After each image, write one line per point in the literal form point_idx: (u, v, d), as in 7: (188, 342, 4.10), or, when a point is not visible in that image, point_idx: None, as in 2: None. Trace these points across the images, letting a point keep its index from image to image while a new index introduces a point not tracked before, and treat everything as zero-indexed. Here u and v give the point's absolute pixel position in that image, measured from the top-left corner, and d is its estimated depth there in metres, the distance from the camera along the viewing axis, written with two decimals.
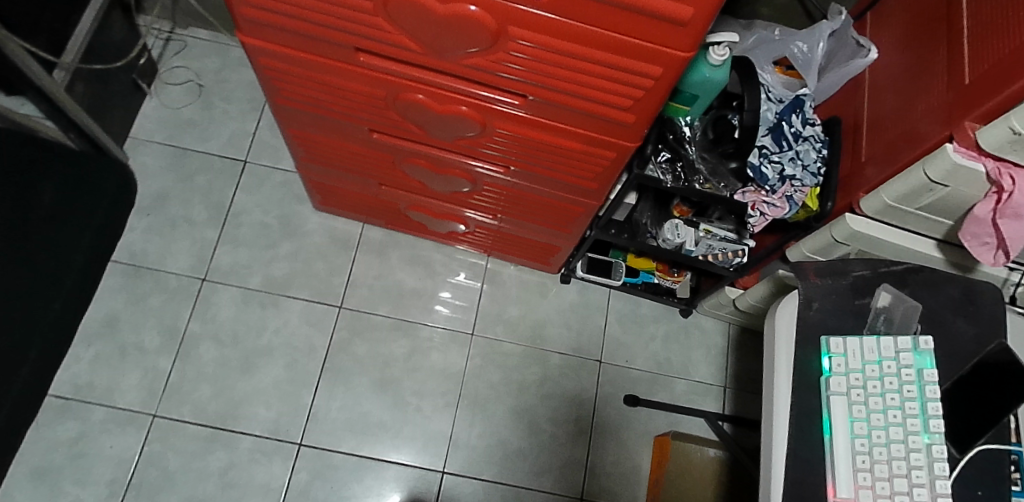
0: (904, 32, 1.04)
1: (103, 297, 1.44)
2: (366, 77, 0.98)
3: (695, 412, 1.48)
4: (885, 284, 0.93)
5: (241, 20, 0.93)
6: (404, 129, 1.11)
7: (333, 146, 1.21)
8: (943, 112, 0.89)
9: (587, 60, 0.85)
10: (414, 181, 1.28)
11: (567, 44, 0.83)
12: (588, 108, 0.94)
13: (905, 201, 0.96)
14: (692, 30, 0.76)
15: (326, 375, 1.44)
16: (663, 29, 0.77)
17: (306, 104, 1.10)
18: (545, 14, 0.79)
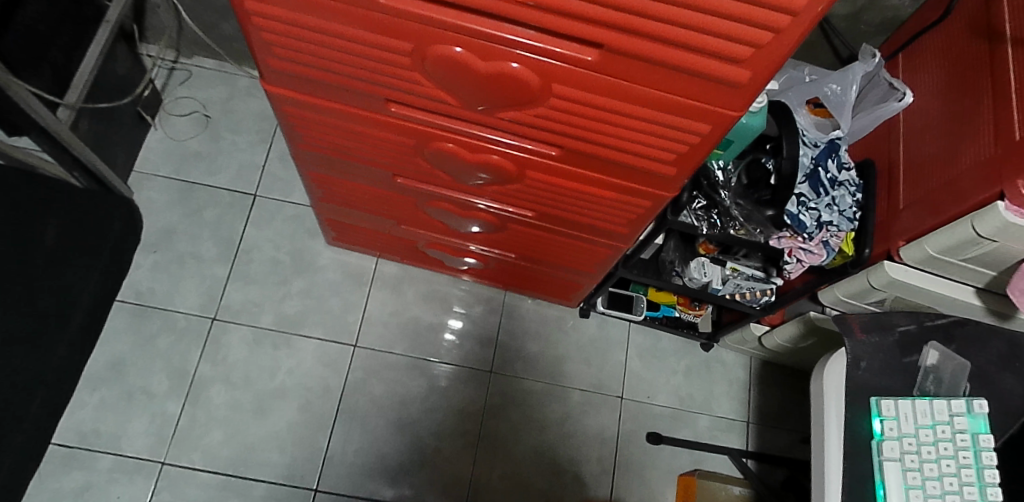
0: (944, 77, 1.03)
1: (108, 340, 1.39)
2: (395, 127, 0.97)
3: (719, 450, 1.46)
4: (933, 342, 0.91)
5: (267, 71, 0.92)
6: (429, 175, 1.09)
7: (353, 188, 1.19)
8: (992, 165, 0.87)
9: (631, 117, 0.83)
10: (436, 222, 1.26)
11: (611, 102, 0.81)
12: (628, 161, 0.92)
13: (949, 253, 0.94)
14: (744, 91, 0.74)
15: (342, 417, 1.40)
16: (714, 90, 0.75)
17: (329, 149, 1.09)
18: (590, 73, 0.77)
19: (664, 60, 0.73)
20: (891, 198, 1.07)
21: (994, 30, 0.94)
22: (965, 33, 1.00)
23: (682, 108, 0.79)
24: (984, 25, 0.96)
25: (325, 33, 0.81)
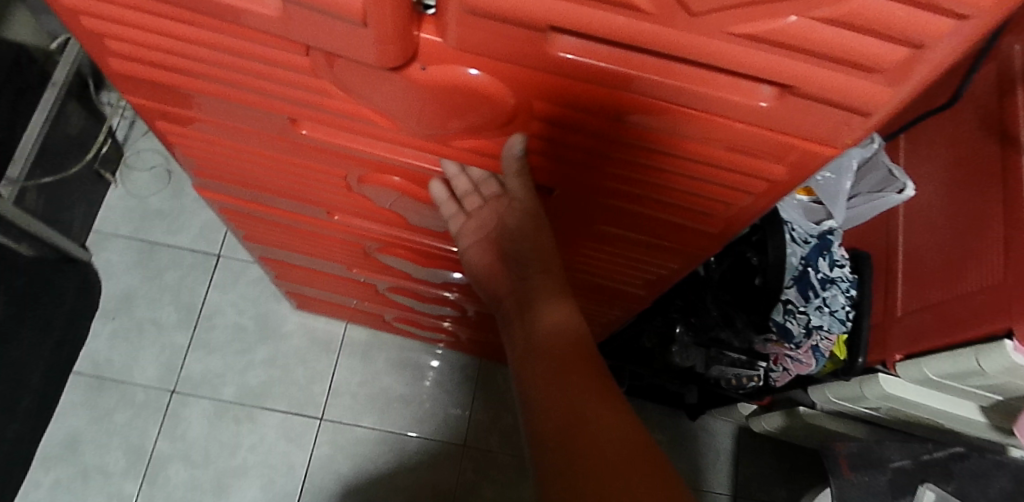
0: (949, 174, 0.93)
1: (63, 416, 1.31)
2: (343, 233, 0.89)
3: None
4: (930, 484, 0.86)
5: (199, 180, 0.84)
6: (387, 271, 1.01)
7: (309, 273, 1.12)
8: (1002, 294, 0.78)
9: (599, 245, 0.76)
10: (401, 305, 1.19)
11: (575, 232, 0.74)
12: (598, 276, 0.85)
13: (950, 378, 0.85)
14: (719, 236, 0.67)
15: (307, 497, 1.32)
16: (687, 235, 0.68)
17: (276, 245, 1.01)
18: (549, 209, 0.70)
19: (633, 207, 0.65)
20: (888, 300, 0.98)
21: (1008, 133, 0.84)
22: (974, 127, 0.90)
23: (653, 244, 0.72)
24: (996, 124, 0.86)
25: (254, 154, 0.72)
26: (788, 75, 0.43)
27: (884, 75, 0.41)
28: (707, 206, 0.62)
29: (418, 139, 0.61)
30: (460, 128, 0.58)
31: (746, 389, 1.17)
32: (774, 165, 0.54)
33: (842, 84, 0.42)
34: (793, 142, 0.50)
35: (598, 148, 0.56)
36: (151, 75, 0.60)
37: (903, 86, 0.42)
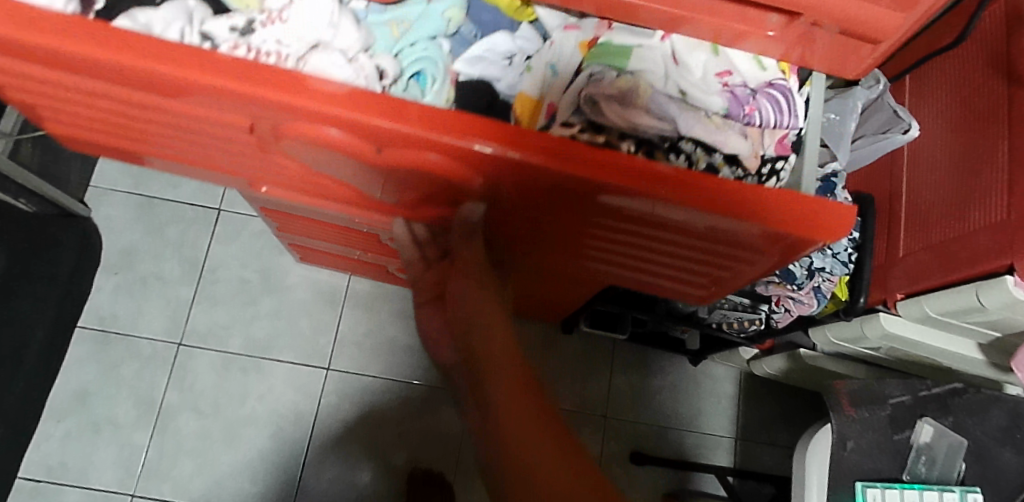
0: (952, 113, 0.93)
1: (73, 369, 1.32)
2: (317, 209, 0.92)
3: (704, 468, 1.33)
4: (926, 417, 0.85)
5: (162, 160, 0.87)
6: (369, 234, 1.04)
7: (307, 222, 1.11)
8: (1006, 233, 0.79)
9: (596, 269, 0.88)
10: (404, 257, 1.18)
11: (574, 260, 0.86)
12: (593, 281, 0.97)
13: (950, 315, 0.87)
14: (713, 277, 0.80)
15: (316, 443, 1.35)
16: (681, 272, 0.81)
17: (275, 206, 1.04)
18: (554, 246, 0.82)
19: (627, 247, 0.76)
20: (890, 241, 0.99)
21: (1014, 68, 0.83)
22: (977, 63, 0.90)
23: (647, 269, 0.83)
24: (1001, 59, 0.86)
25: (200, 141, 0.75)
26: (836, 14, 0.63)
27: (900, 2, 0.61)
28: (710, 255, 0.73)
29: (384, 178, 0.69)
30: (436, 183, 0.68)
31: (748, 333, 1.16)
32: (754, 238, 0.65)
33: (877, 17, 0.63)
34: (762, 221, 0.61)
35: (592, 214, 0.67)
36: (132, 118, 0.72)
37: (911, 14, 0.62)
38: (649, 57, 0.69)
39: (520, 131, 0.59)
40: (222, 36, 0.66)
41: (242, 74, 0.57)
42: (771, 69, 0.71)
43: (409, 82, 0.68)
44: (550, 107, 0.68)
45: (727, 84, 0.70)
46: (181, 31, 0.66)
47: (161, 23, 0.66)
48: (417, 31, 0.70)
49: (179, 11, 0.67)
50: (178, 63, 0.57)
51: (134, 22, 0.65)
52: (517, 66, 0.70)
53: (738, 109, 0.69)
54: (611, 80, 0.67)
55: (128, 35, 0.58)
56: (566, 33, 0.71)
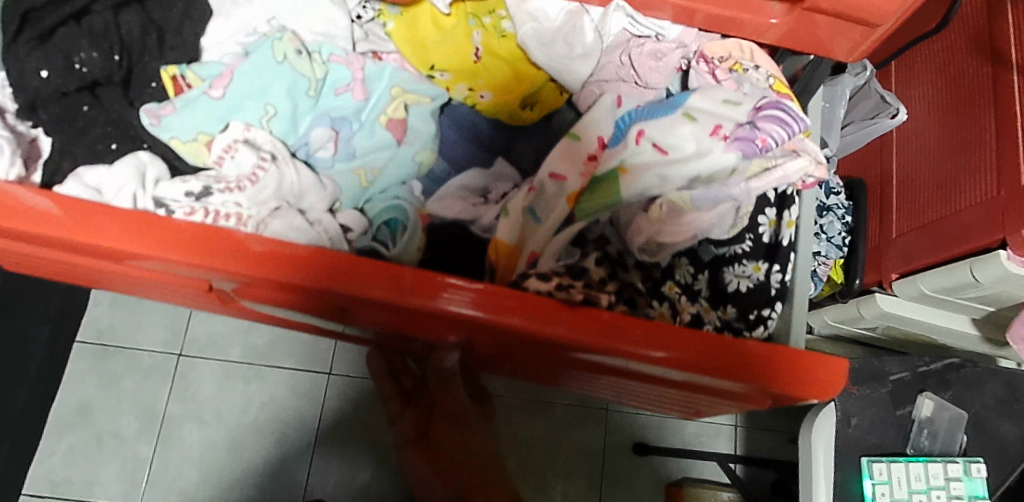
0: (939, 98, 0.95)
1: (72, 381, 1.22)
2: (290, 320, 0.95)
3: (705, 455, 1.30)
4: (926, 392, 0.87)
5: (120, 283, 0.91)
6: (337, 334, 1.02)
7: (270, 319, 1.00)
8: (995, 209, 0.81)
9: (601, 383, 0.91)
10: (370, 344, 1.04)
11: (574, 376, 0.89)
12: (598, 389, 1.00)
13: (944, 292, 0.89)
14: (719, 399, 0.83)
15: (321, 446, 1.25)
16: (686, 393, 0.84)
17: (238, 312, 1.01)
18: (559, 369, 0.85)
19: (627, 377, 0.80)
20: (883, 222, 1.01)
21: (996, 50, 0.85)
22: (960, 45, 0.92)
23: (650, 387, 0.86)
24: (982, 41, 0.88)
25: (152, 279, 0.78)
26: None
27: None
28: (700, 389, 0.77)
29: (353, 316, 0.71)
30: (420, 326, 0.71)
31: None
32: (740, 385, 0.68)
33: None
34: (741, 367, 0.64)
35: (584, 359, 0.71)
36: (104, 268, 0.76)
37: None
38: (647, 167, 0.71)
39: (518, 300, 0.62)
40: (179, 203, 0.71)
41: (132, 231, 0.60)
42: (746, 103, 0.75)
43: (380, 228, 0.76)
44: (531, 255, 0.69)
45: (726, 136, 0.73)
46: (133, 197, 0.71)
47: (115, 187, 0.71)
48: (389, 176, 0.78)
49: (131, 174, 0.71)
50: (135, 234, 0.60)
51: (82, 185, 0.70)
52: (492, 203, 0.77)
53: (751, 148, 0.72)
54: (645, 217, 0.72)
55: (85, 210, 0.61)
56: (555, 183, 0.71)
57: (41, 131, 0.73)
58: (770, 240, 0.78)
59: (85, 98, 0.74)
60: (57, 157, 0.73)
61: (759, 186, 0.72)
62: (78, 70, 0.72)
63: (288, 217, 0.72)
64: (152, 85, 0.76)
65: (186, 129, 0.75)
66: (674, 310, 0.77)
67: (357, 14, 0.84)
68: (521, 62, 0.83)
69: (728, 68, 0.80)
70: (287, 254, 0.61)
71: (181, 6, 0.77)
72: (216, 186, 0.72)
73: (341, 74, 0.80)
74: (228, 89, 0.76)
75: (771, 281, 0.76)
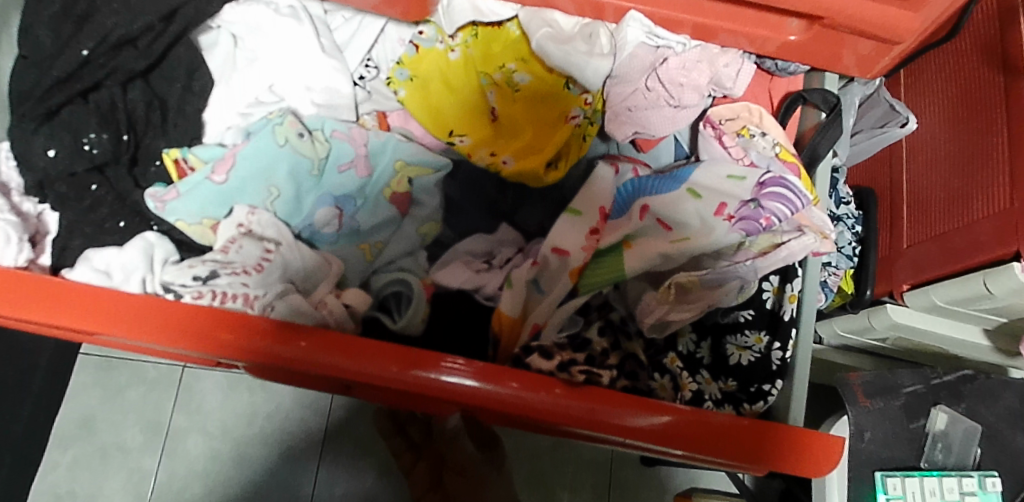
0: (949, 108, 0.94)
1: (77, 395, 1.20)
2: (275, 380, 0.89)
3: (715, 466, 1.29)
4: (941, 404, 0.86)
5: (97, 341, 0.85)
6: None
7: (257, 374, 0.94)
8: (1007, 222, 0.81)
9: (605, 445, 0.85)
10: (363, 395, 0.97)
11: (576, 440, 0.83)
12: None
13: (957, 303, 0.88)
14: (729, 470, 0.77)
15: (326, 458, 1.24)
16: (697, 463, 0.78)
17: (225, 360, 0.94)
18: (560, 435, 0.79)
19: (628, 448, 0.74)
20: (893, 232, 1.00)
21: (1009, 61, 0.85)
22: (970, 55, 0.91)
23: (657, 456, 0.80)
24: (995, 52, 0.87)
25: (128, 345, 0.72)
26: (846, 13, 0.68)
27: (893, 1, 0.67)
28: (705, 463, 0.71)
29: (331, 383, 0.66)
30: (404, 399, 0.65)
31: None
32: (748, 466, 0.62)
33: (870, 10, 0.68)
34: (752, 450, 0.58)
35: (583, 434, 0.65)
36: (85, 338, 0.69)
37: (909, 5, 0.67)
38: (649, 246, 0.64)
39: (510, 374, 0.56)
40: (186, 287, 0.61)
41: (88, 310, 0.54)
42: (750, 177, 0.66)
43: (387, 299, 0.68)
44: (533, 327, 0.63)
45: (730, 216, 0.64)
46: (143, 281, 0.62)
47: (122, 272, 0.61)
48: (393, 248, 0.70)
49: (141, 257, 0.63)
50: (90, 315, 0.54)
51: (91, 270, 0.61)
52: (497, 268, 0.69)
53: (754, 229, 0.64)
54: (653, 295, 0.64)
55: (54, 282, 0.54)
56: (557, 259, 0.63)
57: (47, 207, 0.66)
58: (772, 308, 0.69)
59: (95, 177, 0.66)
60: (65, 233, 0.64)
61: (767, 264, 0.63)
62: (87, 151, 0.65)
63: (293, 298, 0.60)
64: (156, 164, 0.70)
65: (193, 213, 0.67)
66: (676, 384, 0.69)
67: (358, 74, 0.77)
68: (548, 116, 0.75)
69: (736, 132, 0.75)
70: (258, 323, 0.55)
71: (183, 77, 0.70)
72: (223, 269, 0.62)
73: (344, 150, 0.71)
74: (231, 173, 0.68)
75: (772, 357, 0.67)
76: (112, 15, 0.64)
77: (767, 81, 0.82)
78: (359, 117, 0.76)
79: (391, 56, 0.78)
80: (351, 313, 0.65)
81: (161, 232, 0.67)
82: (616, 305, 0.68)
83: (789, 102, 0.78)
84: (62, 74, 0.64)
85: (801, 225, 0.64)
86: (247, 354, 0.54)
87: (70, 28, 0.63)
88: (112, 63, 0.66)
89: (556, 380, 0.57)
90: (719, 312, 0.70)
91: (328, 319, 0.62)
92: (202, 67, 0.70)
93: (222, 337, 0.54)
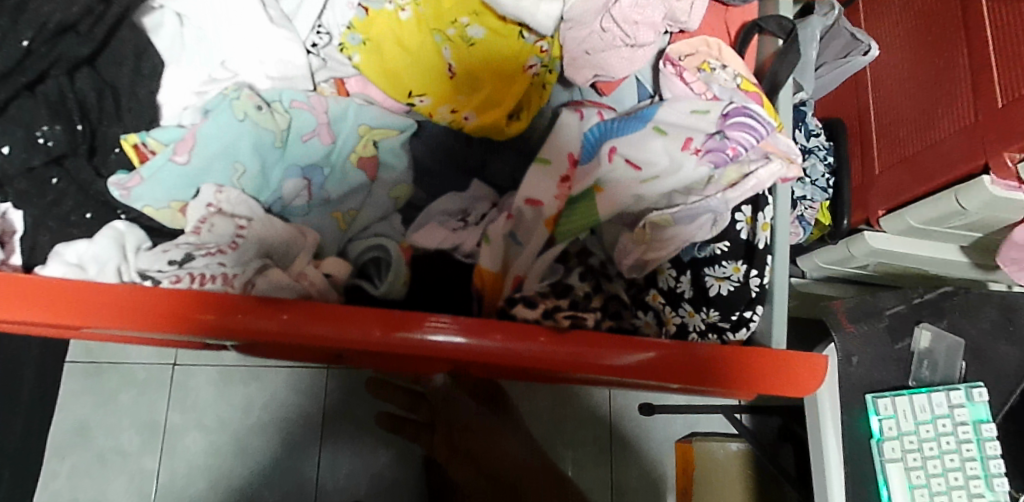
0: (909, 30, 0.94)
1: (68, 403, 1.18)
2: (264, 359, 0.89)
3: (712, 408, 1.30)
4: (925, 323, 0.88)
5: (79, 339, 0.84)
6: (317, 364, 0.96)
7: None
8: (974, 136, 0.81)
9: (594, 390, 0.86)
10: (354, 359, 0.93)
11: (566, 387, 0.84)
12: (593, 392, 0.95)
13: (932, 223, 0.90)
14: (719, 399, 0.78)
15: (328, 441, 1.24)
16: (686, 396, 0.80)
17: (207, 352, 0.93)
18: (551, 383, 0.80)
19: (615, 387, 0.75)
20: (865, 158, 1.01)
21: None
22: None
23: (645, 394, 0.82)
24: None
25: (113, 336, 0.72)
26: None
27: None
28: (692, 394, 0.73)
29: (318, 353, 0.66)
30: (394, 362, 0.65)
31: None
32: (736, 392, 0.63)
33: None
34: (740, 377, 0.59)
35: (572, 378, 0.66)
36: (70, 335, 0.68)
37: None
38: (621, 188, 0.63)
39: (500, 326, 0.56)
40: (162, 273, 0.60)
41: (64, 303, 0.52)
42: (714, 109, 0.66)
43: (366, 266, 0.67)
44: (515, 279, 0.63)
45: (697, 150, 0.64)
46: (117, 271, 0.60)
47: (95, 263, 0.60)
48: (366, 215, 0.69)
49: (113, 247, 0.61)
50: (65, 308, 0.52)
51: (64, 265, 0.59)
52: (473, 225, 0.68)
53: (722, 160, 0.64)
54: (629, 237, 0.65)
55: (26, 279, 0.52)
56: (531, 210, 0.63)
57: (9, 206, 0.63)
58: (747, 238, 0.69)
59: (53, 170, 0.64)
60: (32, 230, 0.64)
61: (737, 194, 0.64)
62: (42, 144, 0.63)
63: (272, 274, 0.60)
64: (116, 150, 0.67)
65: (160, 199, 0.65)
66: (659, 320, 0.71)
67: (311, 41, 0.75)
68: (506, 65, 0.75)
69: (697, 67, 0.74)
70: (240, 301, 0.54)
71: (131, 59, 0.68)
72: (197, 251, 0.61)
73: (305, 120, 0.69)
74: (194, 152, 0.65)
75: (750, 284, 0.69)
76: (48, 2, 0.62)
77: (722, 12, 0.82)
78: (316, 86, 0.74)
79: (341, 21, 0.75)
80: (332, 283, 0.63)
81: (130, 219, 0.66)
82: (596, 250, 0.68)
83: (745, 33, 0.79)
84: (4, 68, 0.61)
85: (767, 152, 0.65)
86: (232, 332, 0.54)
87: (6, 19, 0.60)
88: (55, 52, 0.64)
89: (544, 328, 0.57)
90: (696, 246, 0.70)
91: (310, 291, 0.61)
92: (149, 47, 0.68)
93: (203, 318, 0.53)
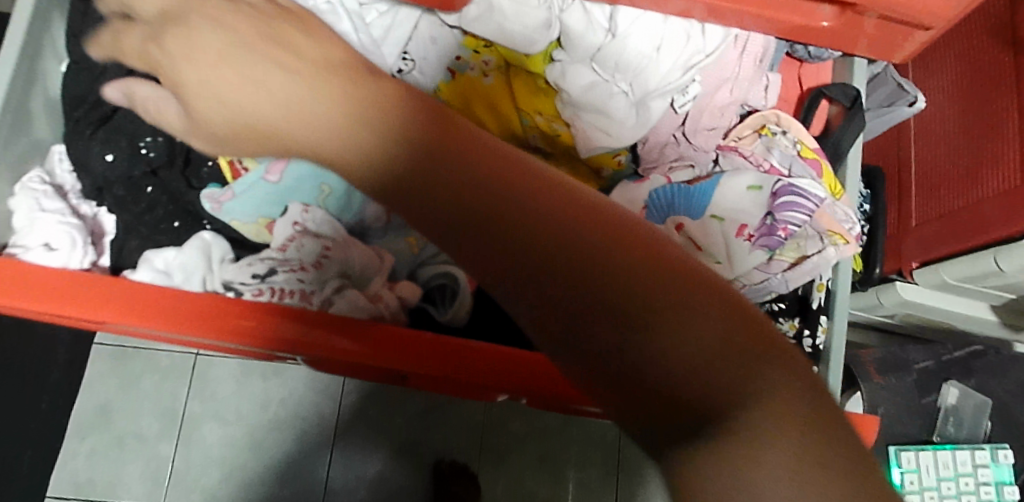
0: (957, 87, 0.95)
1: (91, 384, 1.20)
2: None
3: None
4: (953, 381, 0.96)
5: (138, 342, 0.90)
6: None
7: None
8: (1013, 200, 0.82)
9: None
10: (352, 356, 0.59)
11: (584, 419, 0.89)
12: None
13: (967, 280, 0.90)
14: None
15: (342, 442, 1.25)
16: None
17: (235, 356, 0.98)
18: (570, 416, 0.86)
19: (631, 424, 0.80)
20: (902, 207, 1.02)
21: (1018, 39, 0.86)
22: (985, 34, 0.91)
23: None
24: (1004, 31, 0.88)
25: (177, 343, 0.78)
26: None
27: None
28: None
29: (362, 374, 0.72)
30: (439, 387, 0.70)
31: None
32: None
33: None
34: None
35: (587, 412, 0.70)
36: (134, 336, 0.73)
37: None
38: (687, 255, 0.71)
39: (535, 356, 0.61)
40: (245, 285, 0.66)
41: (140, 309, 0.58)
42: (766, 185, 0.72)
43: (433, 291, 0.70)
44: None
45: (750, 236, 0.71)
46: (203, 281, 0.67)
47: (180, 270, 0.67)
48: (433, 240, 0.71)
49: (200, 258, 0.68)
50: (139, 310, 0.58)
51: (152, 271, 0.66)
52: None
53: (775, 242, 0.71)
54: None
55: (109, 280, 0.59)
56: None
57: (103, 209, 0.73)
58: (802, 295, 0.76)
59: (150, 180, 0.71)
60: (123, 234, 0.72)
61: (796, 275, 0.72)
62: (144, 154, 0.69)
63: (350, 294, 0.65)
64: (209, 164, 0.71)
65: (248, 214, 0.71)
66: None
67: (397, 68, 0.79)
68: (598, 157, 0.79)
69: (758, 132, 0.79)
70: (303, 313, 0.59)
71: None
72: (280, 266, 0.67)
73: None
74: (286, 172, 0.68)
75: (803, 344, 0.74)
76: None
77: (797, 68, 0.87)
78: None
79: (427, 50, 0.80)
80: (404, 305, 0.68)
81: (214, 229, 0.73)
82: None
83: (812, 99, 0.83)
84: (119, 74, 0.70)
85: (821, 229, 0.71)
86: (286, 341, 0.59)
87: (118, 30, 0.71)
88: None
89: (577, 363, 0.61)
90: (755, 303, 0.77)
91: (383, 312, 0.66)
92: None
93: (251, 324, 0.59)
